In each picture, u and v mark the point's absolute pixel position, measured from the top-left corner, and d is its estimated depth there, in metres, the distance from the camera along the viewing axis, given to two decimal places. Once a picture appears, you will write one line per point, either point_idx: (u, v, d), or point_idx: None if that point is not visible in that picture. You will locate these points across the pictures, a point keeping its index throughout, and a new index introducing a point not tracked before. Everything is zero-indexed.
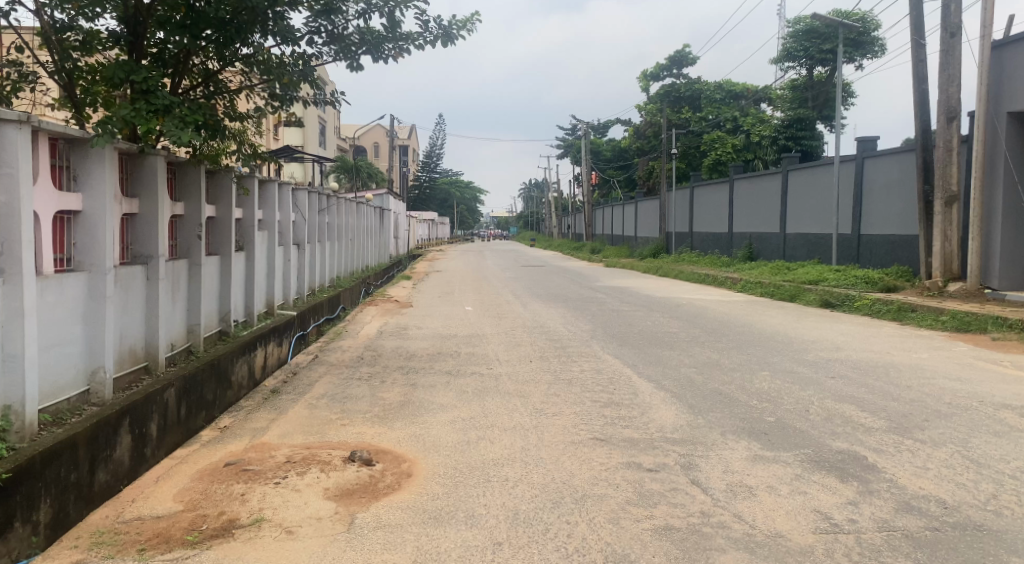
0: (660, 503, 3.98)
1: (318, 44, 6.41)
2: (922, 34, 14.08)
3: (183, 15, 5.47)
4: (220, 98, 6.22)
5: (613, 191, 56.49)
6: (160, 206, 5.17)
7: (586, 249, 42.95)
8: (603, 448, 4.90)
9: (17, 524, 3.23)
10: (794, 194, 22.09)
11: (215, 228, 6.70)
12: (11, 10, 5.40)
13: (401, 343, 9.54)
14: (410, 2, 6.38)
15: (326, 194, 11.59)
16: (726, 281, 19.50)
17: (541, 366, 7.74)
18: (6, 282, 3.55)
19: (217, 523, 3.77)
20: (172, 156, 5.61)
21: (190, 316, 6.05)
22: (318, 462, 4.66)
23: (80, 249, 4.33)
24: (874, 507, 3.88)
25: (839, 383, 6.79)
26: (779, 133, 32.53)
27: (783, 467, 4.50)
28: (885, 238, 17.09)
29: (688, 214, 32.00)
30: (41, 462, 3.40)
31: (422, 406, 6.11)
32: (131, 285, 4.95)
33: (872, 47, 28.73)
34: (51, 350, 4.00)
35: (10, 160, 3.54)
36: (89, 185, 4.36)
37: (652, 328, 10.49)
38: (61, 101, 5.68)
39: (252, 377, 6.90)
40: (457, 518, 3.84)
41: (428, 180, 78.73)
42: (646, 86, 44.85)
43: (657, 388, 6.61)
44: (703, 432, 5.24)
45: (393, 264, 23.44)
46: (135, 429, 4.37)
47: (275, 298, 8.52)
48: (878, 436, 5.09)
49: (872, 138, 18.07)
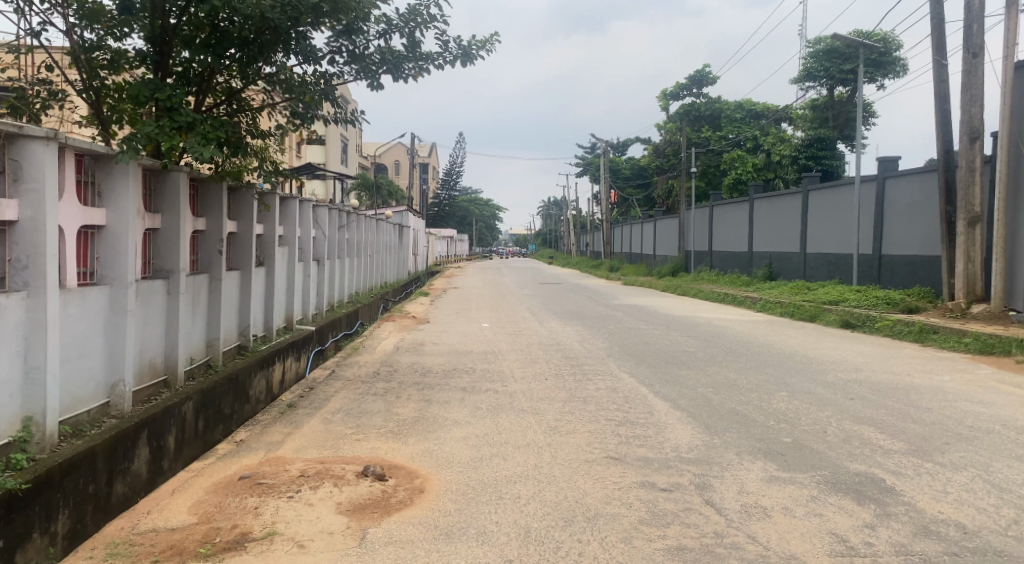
0: (672, 523, 3.95)
1: (339, 63, 6.50)
2: (944, 54, 13.98)
3: (208, 34, 5.58)
4: (243, 116, 6.34)
5: (632, 209, 56.53)
6: (183, 221, 5.26)
7: (605, 267, 42.81)
8: (617, 468, 4.85)
9: (35, 534, 3.28)
10: (815, 214, 21.93)
11: (236, 243, 6.79)
12: (42, 30, 5.54)
13: (417, 359, 9.56)
14: (431, 22, 6.48)
15: (346, 210, 11.72)
16: (745, 300, 19.34)
17: (556, 384, 7.71)
18: (30, 295, 3.63)
19: (229, 536, 3.80)
20: (195, 173, 5.71)
21: (210, 330, 6.12)
22: (331, 477, 4.67)
23: (103, 263, 4.41)
24: (892, 531, 3.81)
25: (858, 405, 6.71)
26: (800, 152, 32.42)
27: (799, 488, 4.44)
28: (907, 259, 16.89)
29: (707, 233, 31.83)
30: (60, 473, 3.45)
31: (436, 422, 6.12)
32: (152, 299, 5.03)
33: (894, 67, 28.63)
34: (72, 363, 4.07)
35: (36, 175, 3.63)
36: (114, 200, 4.45)
37: (670, 347, 10.44)
38: (89, 118, 5.82)
39: (270, 392, 6.96)
40: (466, 534, 3.83)
41: (447, 198, 79.07)
42: (666, 105, 44.95)
43: (673, 408, 6.55)
44: (719, 452, 5.19)
45: (411, 281, 23.56)
46: (153, 443, 4.42)
47: (294, 313, 8.59)
48: (897, 459, 5.01)
49: (894, 158, 17.93)
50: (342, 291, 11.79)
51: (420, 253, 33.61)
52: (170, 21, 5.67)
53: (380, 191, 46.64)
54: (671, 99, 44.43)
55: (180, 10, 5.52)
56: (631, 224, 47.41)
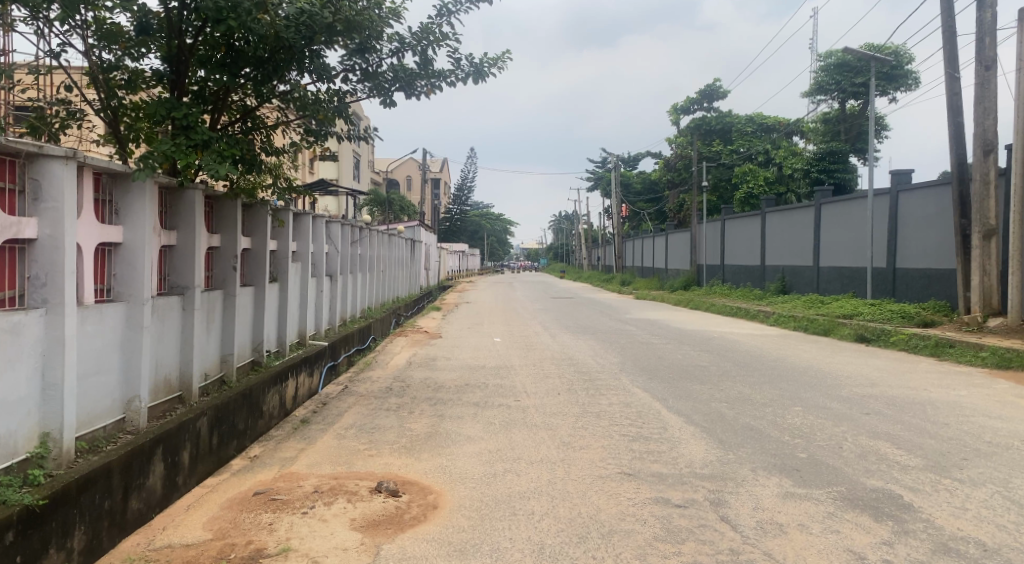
0: (688, 539, 3.92)
1: (353, 81, 6.57)
2: (957, 67, 13.93)
3: (223, 54, 5.71)
4: (257, 133, 6.43)
5: (643, 223, 56.53)
6: (198, 238, 5.32)
7: (617, 281, 42.67)
8: (631, 484, 4.83)
9: (52, 551, 3.30)
10: (828, 227, 21.81)
11: (251, 259, 6.86)
12: (61, 51, 5.63)
13: (429, 374, 9.55)
14: (443, 40, 6.54)
15: (359, 225, 11.80)
16: (759, 314, 19.21)
17: (568, 399, 7.69)
18: (49, 312, 3.67)
19: (244, 552, 3.80)
20: (210, 191, 5.77)
21: (224, 345, 6.16)
22: (345, 493, 4.68)
23: (119, 280, 4.47)
24: (910, 548, 3.77)
25: (874, 420, 6.64)
26: (813, 165, 32.33)
27: (814, 504, 4.41)
28: (921, 272, 16.76)
29: (719, 247, 31.68)
30: (76, 488, 3.49)
31: (449, 437, 6.11)
32: (168, 316, 5.09)
33: (906, 80, 28.55)
34: (90, 379, 4.12)
35: (55, 195, 3.69)
36: (131, 218, 4.52)
37: (682, 361, 10.39)
38: (107, 136, 5.91)
39: (284, 407, 6.99)
40: (480, 551, 3.82)
41: (458, 212, 79.17)
42: (678, 119, 45.03)
43: (687, 423, 6.52)
44: (734, 468, 5.16)
45: (424, 295, 23.66)
46: (168, 458, 4.45)
47: (307, 328, 8.63)
48: (914, 475, 4.95)
49: (907, 170, 17.87)
50: (354, 306, 11.83)
51: (432, 267, 33.85)
52: (186, 40, 5.75)
53: (393, 206, 46.95)
54: (682, 113, 44.51)
55: (196, 30, 5.62)
56: (642, 238, 47.39)
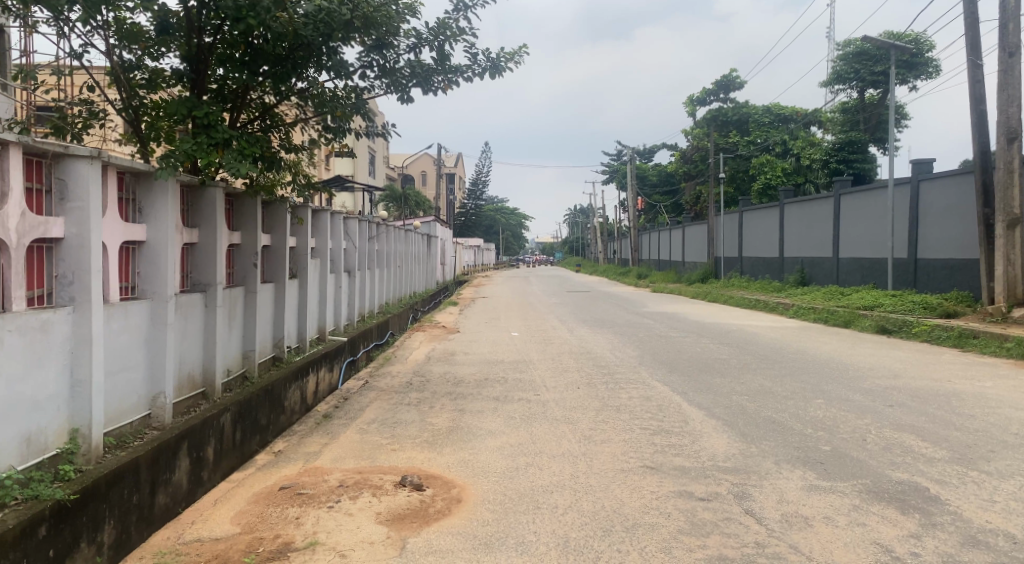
0: (713, 532, 3.92)
1: (370, 78, 6.59)
2: (980, 54, 13.72)
3: (242, 52, 5.72)
4: (276, 132, 6.45)
5: (660, 216, 56.17)
6: (219, 236, 5.38)
7: (634, 274, 42.46)
8: (654, 477, 4.83)
9: (83, 545, 3.36)
10: (847, 218, 21.61)
11: (271, 257, 6.91)
12: (83, 52, 5.69)
13: (449, 369, 9.59)
14: (460, 35, 6.53)
15: (376, 221, 11.87)
16: (778, 307, 19.07)
17: (588, 392, 7.69)
18: (76, 311, 3.73)
19: (273, 546, 3.85)
20: (231, 188, 5.82)
21: (245, 342, 6.22)
22: (369, 487, 4.72)
23: (144, 278, 4.53)
24: (938, 541, 3.74)
25: (899, 412, 6.58)
26: (831, 156, 32.01)
27: (840, 497, 4.38)
28: (943, 263, 16.56)
29: (737, 239, 31.44)
30: (105, 484, 3.55)
31: (470, 431, 6.14)
32: (191, 313, 5.15)
33: (926, 68, 28.15)
34: (117, 376, 4.18)
35: (81, 194, 3.74)
36: (153, 216, 4.56)
37: (702, 354, 10.36)
38: (129, 136, 5.96)
39: (305, 403, 7.04)
40: (505, 545, 3.84)
41: (473, 207, 78.94)
42: (693, 111, 44.73)
43: (709, 416, 6.49)
44: (756, 461, 5.14)
45: (440, 290, 23.74)
46: (193, 453, 4.50)
47: (326, 324, 8.68)
48: (940, 467, 4.91)
49: (928, 159, 17.65)
50: (372, 301, 11.89)
51: (448, 264, 33.88)
52: (205, 40, 5.79)
53: (409, 203, 47.17)
54: (697, 105, 44.22)
55: (215, 29, 5.63)
56: (658, 230, 47.18)
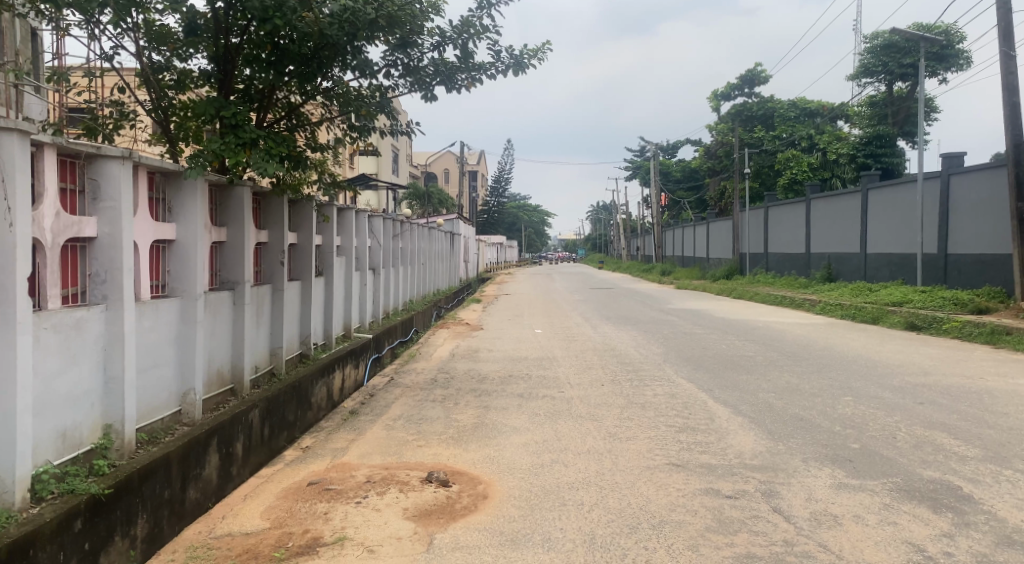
0: (740, 530, 3.89)
1: (395, 76, 6.62)
2: (1013, 44, 13.42)
3: (269, 52, 5.75)
4: (302, 131, 6.51)
5: (684, 212, 55.76)
6: (247, 234, 5.44)
7: (658, 271, 42.23)
8: (680, 474, 4.81)
9: (117, 538, 3.43)
10: (875, 213, 21.29)
11: (297, 255, 6.98)
12: (113, 53, 5.78)
13: (473, 366, 9.63)
14: (484, 33, 6.54)
15: (400, 219, 11.95)
16: (804, 303, 18.86)
17: (613, 389, 7.67)
18: (109, 308, 3.80)
19: (302, 541, 3.90)
20: (258, 187, 5.89)
21: (273, 340, 6.30)
22: (397, 483, 4.76)
23: (174, 276, 4.60)
24: (972, 540, 3.68)
25: (930, 410, 6.47)
26: (859, 150, 31.53)
27: (869, 495, 4.33)
28: (975, 258, 16.25)
29: (762, 235, 31.13)
30: (138, 479, 3.61)
31: (495, 428, 6.16)
32: (220, 310, 5.23)
33: (957, 60, 27.60)
34: (148, 372, 4.26)
35: (113, 194, 3.81)
36: (182, 215, 4.64)
37: (727, 351, 10.28)
38: (158, 136, 6.05)
39: (331, 399, 7.11)
40: (532, 541, 3.85)
41: (495, 204, 79.02)
42: (717, 106, 44.33)
43: (735, 414, 6.44)
44: (784, 458, 5.09)
45: (463, 287, 23.82)
46: (223, 449, 4.57)
47: (352, 321, 8.76)
48: (973, 466, 4.83)
49: (959, 153, 17.30)
50: (397, 299, 11.96)
51: (471, 261, 33.97)
52: (232, 40, 5.86)
53: (432, 200, 47.35)
54: (722, 100, 43.80)
55: (242, 30, 5.67)
56: (682, 227, 46.85)
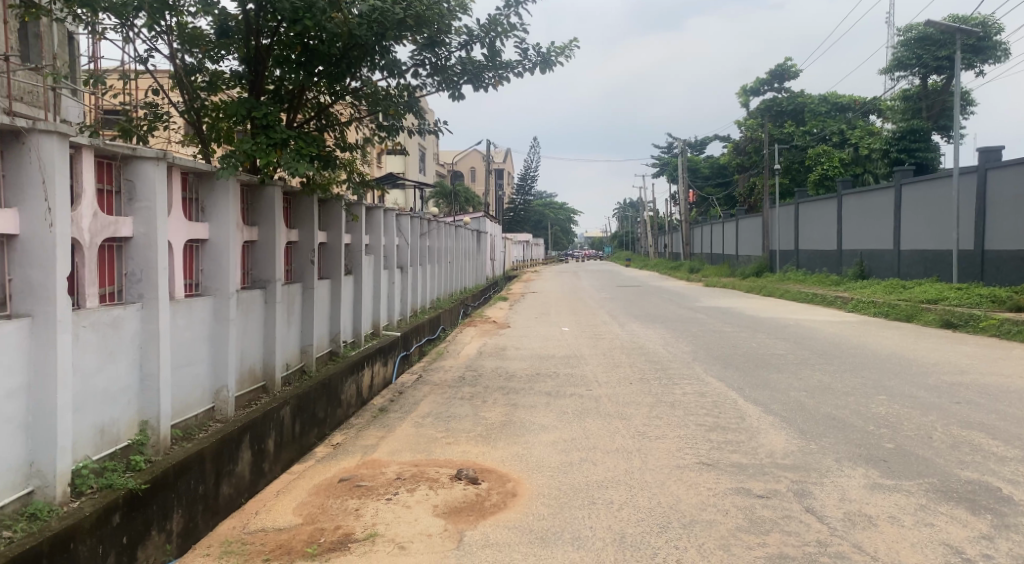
0: (772, 530, 3.85)
1: (423, 76, 6.66)
2: None
3: (299, 53, 5.82)
4: (331, 131, 6.58)
5: (713, 209, 55.21)
6: (278, 233, 5.52)
7: (686, 268, 41.90)
8: (711, 473, 4.77)
9: (154, 532, 3.50)
10: (909, 208, 20.88)
11: (327, 254, 7.05)
12: (147, 56, 5.88)
13: (500, 364, 9.65)
14: (511, 31, 6.54)
15: (427, 218, 12.00)
16: (836, 301, 18.57)
17: (641, 388, 7.63)
18: (144, 307, 3.88)
19: (333, 537, 3.94)
20: (289, 187, 5.96)
21: (303, 338, 6.37)
22: (426, 480, 4.79)
23: (208, 275, 4.68)
24: (1012, 543, 3.59)
25: (967, 409, 6.33)
26: (892, 145, 30.94)
27: (905, 496, 4.25)
28: (1013, 255, 15.86)
29: (792, 231, 30.71)
30: (173, 474, 3.68)
31: (524, 426, 6.17)
32: (251, 309, 5.30)
33: (994, 52, 26.93)
34: (182, 369, 4.34)
35: (148, 195, 3.89)
36: (215, 215, 4.71)
37: (757, 350, 10.16)
38: (191, 137, 6.14)
39: (360, 397, 7.17)
40: (561, 540, 3.84)
41: (522, 202, 78.99)
42: (746, 101, 43.79)
43: (766, 413, 6.36)
44: (816, 458, 5.02)
45: (490, 285, 23.86)
46: (255, 445, 4.64)
47: (380, 319, 8.82)
48: (1013, 467, 4.72)
49: (997, 147, 16.88)
50: (424, 297, 12.03)
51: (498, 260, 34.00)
52: (263, 41, 5.93)
53: (459, 198, 47.46)
54: (751, 95, 43.28)
55: (272, 31, 5.74)
56: (710, 224, 46.40)
